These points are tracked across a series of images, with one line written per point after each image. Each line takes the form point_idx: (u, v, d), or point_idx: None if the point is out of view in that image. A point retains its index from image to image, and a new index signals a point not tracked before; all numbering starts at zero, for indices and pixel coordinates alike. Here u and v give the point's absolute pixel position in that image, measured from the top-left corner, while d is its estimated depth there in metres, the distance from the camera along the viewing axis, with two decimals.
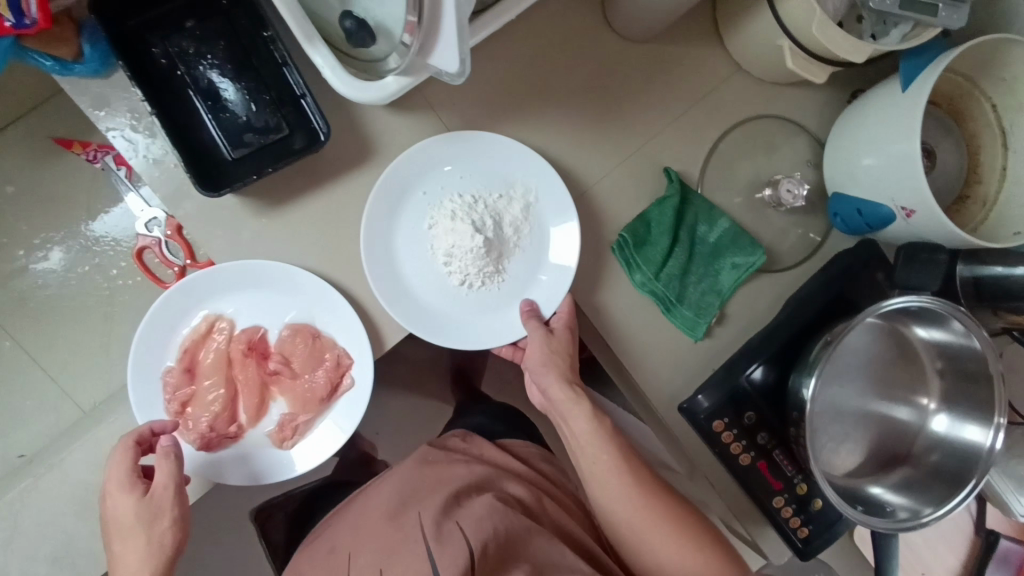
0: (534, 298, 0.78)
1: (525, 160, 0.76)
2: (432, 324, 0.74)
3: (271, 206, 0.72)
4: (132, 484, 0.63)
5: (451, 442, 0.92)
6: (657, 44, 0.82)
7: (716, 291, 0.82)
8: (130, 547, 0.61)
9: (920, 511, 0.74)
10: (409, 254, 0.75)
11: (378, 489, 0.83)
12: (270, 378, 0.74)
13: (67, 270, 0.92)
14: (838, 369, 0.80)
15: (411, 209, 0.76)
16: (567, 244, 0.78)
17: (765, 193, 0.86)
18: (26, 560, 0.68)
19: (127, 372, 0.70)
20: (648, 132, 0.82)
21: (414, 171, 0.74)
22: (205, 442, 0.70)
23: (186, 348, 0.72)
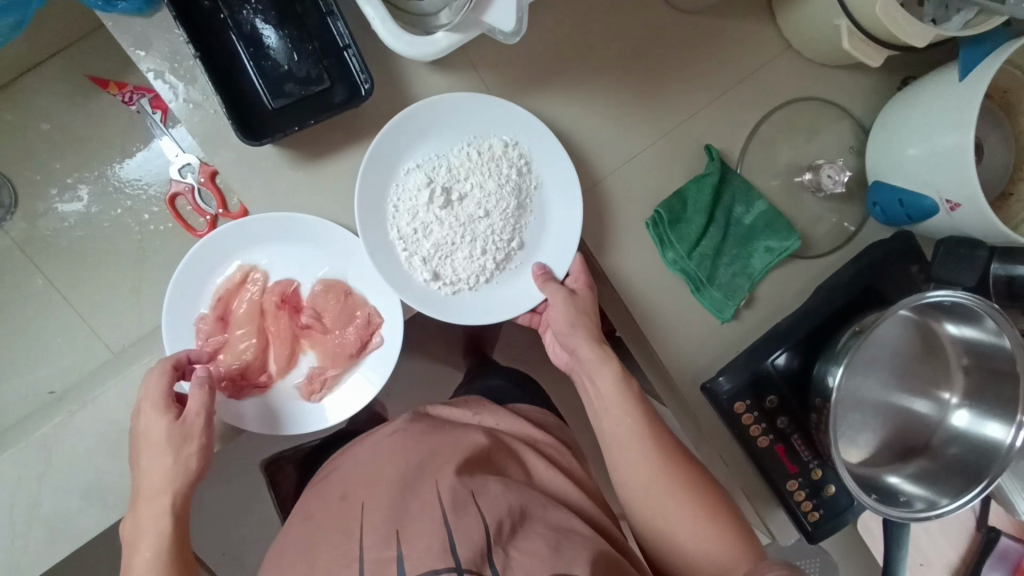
0: (545, 261, 0.78)
1: (516, 120, 0.75)
2: (444, 303, 0.75)
3: (308, 159, 0.71)
4: (167, 406, 0.65)
5: (461, 414, 0.94)
6: (705, 17, 0.80)
7: (747, 273, 0.81)
8: (159, 474, 0.64)
9: (937, 501, 0.75)
10: (403, 227, 0.74)
11: (384, 443, 0.84)
12: (301, 332, 0.75)
13: (98, 213, 0.92)
14: (863, 360, 0.80)
15: (401, 178, 0.74)
16: (569, 198, 0.77)
17: (805, 177, 0.84)
18: (60, 491, 0.70)
19: (165, 317, 0.72)
20: (691, 107, 0.81)
21: (399, 146, 0.73)
22: (235, 388, 0.72)
23: (220, 296, 0.73)
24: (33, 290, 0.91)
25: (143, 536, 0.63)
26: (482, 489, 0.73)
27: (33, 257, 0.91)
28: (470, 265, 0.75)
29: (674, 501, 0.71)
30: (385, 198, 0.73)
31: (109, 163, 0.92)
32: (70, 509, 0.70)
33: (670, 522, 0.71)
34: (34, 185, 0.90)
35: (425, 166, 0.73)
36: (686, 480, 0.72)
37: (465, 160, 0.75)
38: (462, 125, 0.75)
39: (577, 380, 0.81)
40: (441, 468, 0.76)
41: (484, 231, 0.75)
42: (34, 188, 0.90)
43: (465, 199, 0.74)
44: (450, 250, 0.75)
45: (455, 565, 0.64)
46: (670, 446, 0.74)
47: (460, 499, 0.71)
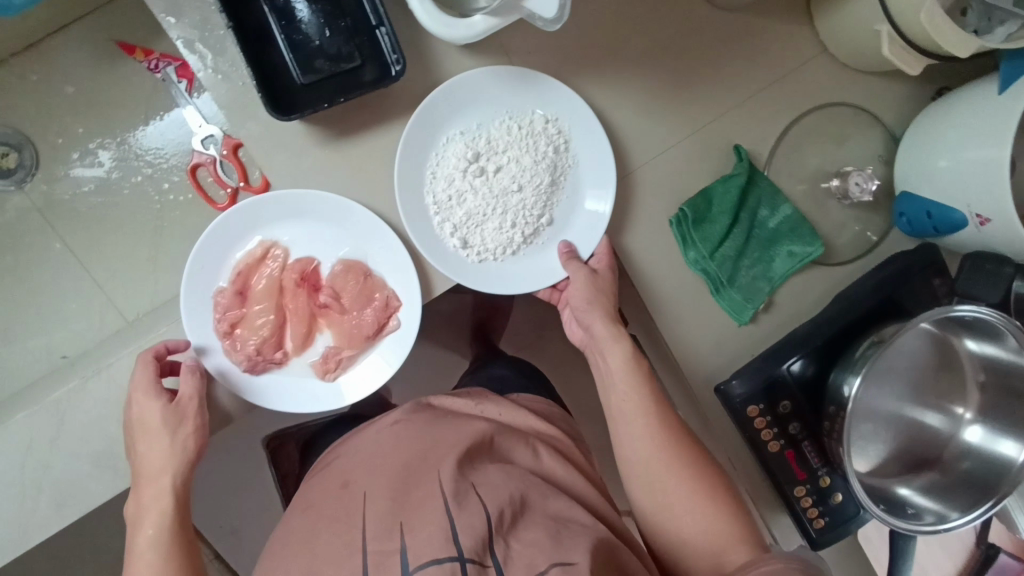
0: (572, 239, 0.78)
1: (558, 96, 0.75)
2: (469, 270, 0.75)
3: (334, 137, 0.71)
4: (157, 391, 0.66)
5: (458, 402, 0.91)
6: (742, 15, 0.79)
7: (767, 276, 0.81)
8: (159, 451, 0.64)
9: (947, 515, 0.75)
10: (437, 193, 0.74)
11: (384, 434, 0.82)
12: (319, 310, 0.75)
13: (119, 181, 0.91)
14: (880, 371, 0.79)
15: (440, 146, 0.74)
16: (602, 179, 0.77)
17: (833, 184, 0.84)
18: (71, 456, 0.70)
19: (182, 294, 0.70)
20: (722, 106, 0.80)
21: (442, 114, 0.73)
22: (251, 364, 0.71)
23: (239, 271, 0.72)
24: (49, 253, 0.90)
25: (146, 511, 0.63)
26: (484, 480, 0.71)
27: (51, 219, 0.90)
28: (499, 237, 0.75)
29: (683, 499, 0.69)
30: (422, 166, 0.73)
31: (133, 130, 0.91)
32: (81, 474, 0.70)
33: (676, 522, 0.69)
34: (55, 147, 0.90)
35: (466, 136, 0.74)
36: (698, 477, 0.70)
37: (505, 132, 0.74)
38: (506, 98, 0.75)
39: (590, 357, 0.80)
40: (447, 456, 0.74)
41: (516, 204, 0.75)
42: (55, 151, 0.90)
43: (500, 171, 0.74)
44: (481, 218, 0.75)
45: (458, 555, 0.62)
46: (681, 441, 0.72)
47: (460, 488, 0.69)
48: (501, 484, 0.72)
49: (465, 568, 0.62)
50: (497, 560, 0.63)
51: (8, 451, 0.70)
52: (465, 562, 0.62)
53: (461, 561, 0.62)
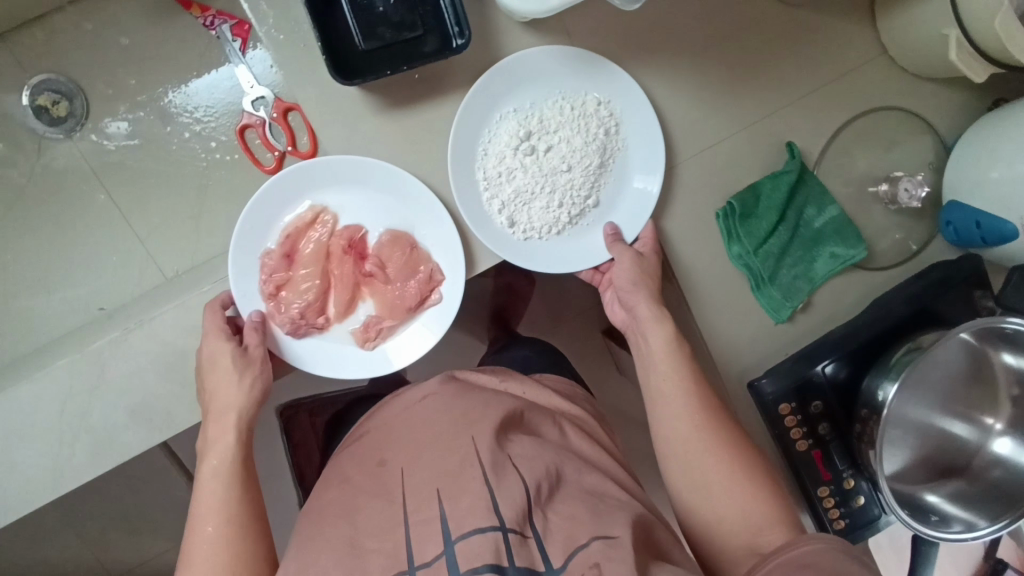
0: (616, 222, 0.78)
1: (613, 79, 0.74)
2: (514, 246, 0.75)
3: (393, 105, 0.70)
4: (228, 335, 0.68)
5: (487, 379, 0.90)
6: (806, 11, 0.78)
7: (808, 276, 0.81)
8: (225, 387, 0.67)
9: (976, 523, 0.77)
10: (487, 169, 0.73)
11: (415, 409, 0.82)
12: (363, 279, 0.75)
13: (167, 135, 0.91)
14: (916, 380, 0.78)
15: (494, 123, 0.73)
16: (650, 164, 0.77)
17: (881, 188, 0.83)
18: (110, 406, 0.70)
19: (232, 249, 0.70)
20: (778, 101, 0.79)
21: (497, 90, 0.72)
22: (294, 328, 0.72)
23: (289, 234, 0.72)
24: (91, 205, 0.90)
25: (211, 446, 0.67)
26: (521, 454, 0.73)
27: (94, 171, 0.90)
28: (545, 216, 0.75)
29: (724, 486, 0.69)
30: (474, 142, 0.73)
31: (187, 82, 0.90)
32: (117, 424, 0.71)
33: (717, 511, 0.69)
34: (103, 99, 0.89)
35: (519, 114, 0.73)
36: (738, 459, 0.71)
37: (557, 112, 0.74)
38: (560, 78, 0.74)
39: (631, 339, 0.80)
40: (480, 429, 0.74)
41: (565, 184, 0.75)
42: (103, 102, 0.89)
43: (550, 150, 0.74)
44: (529, 196, 0.74)
45: (500, 524, 0.63)
46: (721, 432, 0.72)
47: (500, 463, 0.70)
48: (537, 461, 0.72)
49: (507, 536, 0.62)
50: (538, 531, 0.65)
51: (49, 397, 0.70)
52: (507, 532, 0.63)
53: (503, 531, 0.63)
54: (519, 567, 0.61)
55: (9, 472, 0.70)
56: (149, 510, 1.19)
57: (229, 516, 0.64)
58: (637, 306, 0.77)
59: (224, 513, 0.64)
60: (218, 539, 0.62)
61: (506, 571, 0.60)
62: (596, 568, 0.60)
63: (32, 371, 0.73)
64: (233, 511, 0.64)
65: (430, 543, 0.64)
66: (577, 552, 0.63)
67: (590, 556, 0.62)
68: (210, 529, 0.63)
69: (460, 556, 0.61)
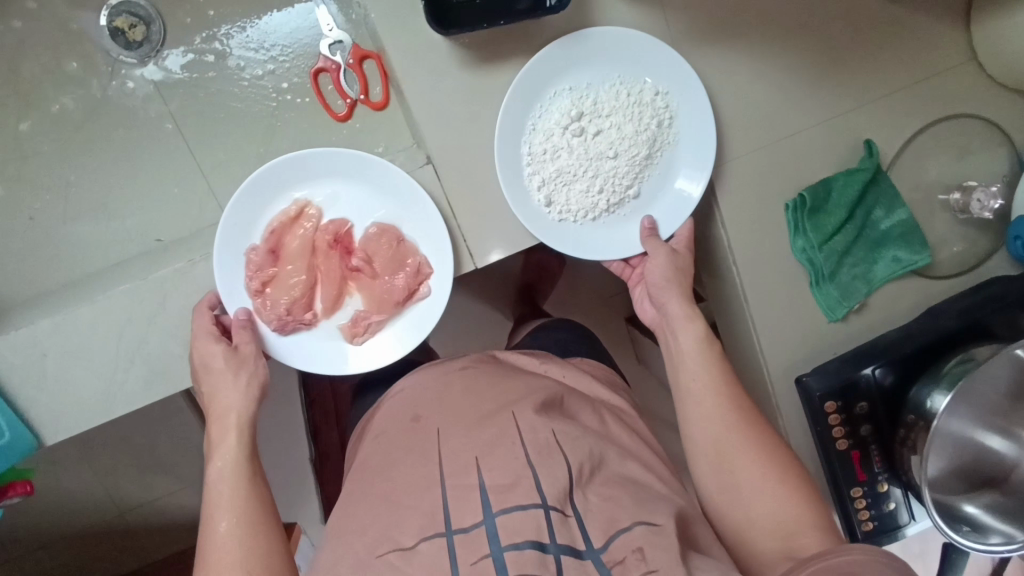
0: (655, 217, 0.77)
1: (675, 70, 0.73)
2: (547, 226, 0.74)
3: (479, 61, 0.70)
4: (217, 337, 0.68)
5: (526, 360, 0.87)
6: (904, 11, 0.77)
7: (868, 278, 0.80)
8: (227, 381, 0.67)
9: (1016, 537, 0.75)
10: (533, 145, 0.72)
11: (451, 379, 0.80)
12: (350, 274, 0.76)
13: (240, 71, 0.85)
14: (961, 396, 0.75)
15: (547, 99, 0.72)
16: (698, 163, 0.75)
17: (953, 197, 0.81)
18: (168, 335, 0.71)
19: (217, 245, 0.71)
20: (861, 97, 0.78)
21: (557, 67, 0.71)
22: (281, 324, 0.72)
23: (273, 229, 0.73)
24: None
25: (217, 449, 0.65)
26: (565, 429, 0.70)
27: None
28: (583, 200, 0.74)
29: (764, 484, 0.69)
30: (525, 115, 0.72)
31: (266, 17, 0.85)
32: (174, 354, 0.71)
33: (755, 511, 0.69)
34: None
35: (574, 93, 0.72)
36: (782, 459, 0.71)
37: (613, 97, 0.73)
38: (621, 62, 0.73)
39: (662, 339, 0.79)
40: (520, 408, 0.72)
41: (608, 171, 0.74)
42: None
43: (599, 135, 0.73)
44: (569, 177, 0.73)
45: (542, 502, 0.63)
46: (767, 432, 0.71)
47: (545, 445, 0.68)
48: (583, 441, 0.70)
49: (548, 514, 0.62)
50: (579, 510, 0.64)
51: (110, 320, 0.70)
52: (549, 510, 0.63)
53: (546, 509, 0.63)
54: (561, 545, 0.61)
55: (63, 390, 0.71)
56: (164, 450, 1.19)
57: (239, 516, 0.62)
58: (667, 303, 0.76)
59: (235, 512, 0.62)
60: (230, 538, 0.60)
61: (548, 548, 0.61)
62: (638, 553, 0.62)
63: (95, 293, 0.73)
64: (243, 511, 0.62)
65: (469, 510, 0.64)
66: (619, 535, 0.63)
67: (633, 540, 0.63)
68: (218, 531, 0.61)
69: (502, 529, 0.62)
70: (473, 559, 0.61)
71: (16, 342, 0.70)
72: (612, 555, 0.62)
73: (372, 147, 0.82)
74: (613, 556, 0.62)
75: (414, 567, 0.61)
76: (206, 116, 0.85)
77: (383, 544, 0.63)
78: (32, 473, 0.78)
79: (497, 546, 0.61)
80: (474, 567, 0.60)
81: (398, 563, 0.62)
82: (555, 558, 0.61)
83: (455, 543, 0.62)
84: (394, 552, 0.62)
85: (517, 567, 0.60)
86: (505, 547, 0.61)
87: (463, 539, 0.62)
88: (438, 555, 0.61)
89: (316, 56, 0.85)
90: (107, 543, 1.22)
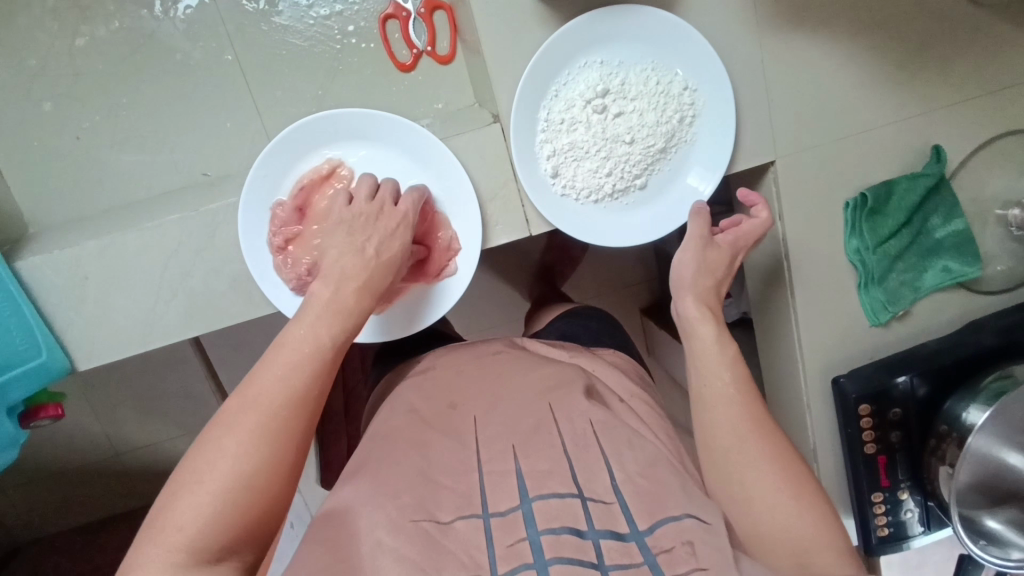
0: (658, 213, 0.74)
1: (709, 65, 0.70)
2: (547, 199, 0.72)
3: (558, 23, 0.68)
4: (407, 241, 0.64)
5: (553, 351, 0.73)
6: (992, 17, 0.75)
7: (915, 285, 0.80)
8: (376, 257, 0.60)
9: None
10: (549, 115, 0.70)
11: (483, 360, 0.69)
12: None
13: (309, 9, 0.83)
14: (1004, 417, 0.73)
15: (574, 69, 0.69)
16: (710, 168, 0.73)
17: (1010, 213, 0.79)
18: (212, 272, 0.70)
19: (243, 198, 0.67)
20: (934, 101, 0.76)
21: (592, 37, 0.68)
22: (300, 285, 0.67)
23: (303, 186, 0.68)
24: None
25: (332, 312, 0.55)
26: (606, 420, 0.58)
27: None
28: (590, 179, 0.72)
29: (789, 506, 0.55)
30: (550, 80, 0.69)
31: None
32: (217, 292, 0.70)
33: (806, 539, 0.54)
34: None
35: (604, 68, 0.69)
36: None
37: (642, 81, 0.69)
38: (658, 47, 0.70)
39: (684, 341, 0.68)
40: (560, 397, 0.60)
41: (622, 156, 0.71)
42: None
43: (620, 117, 0.70)
44: (577, 154, 0.71)
45: (578, 491, 0.52)
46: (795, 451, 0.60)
47: (582, 438, 0.56)
48: (630, 436, 0.57)
49: (585, 504, 0.51)
50: (623, 497, 0.52)
51: (154, 251, 0.69)
52: (586, 500, 0.52)
53: (582, 498, 0.51)
54: (600, 531, 0.50)
55: (102, 316, 0.70)
56: (170, 395, 1.15)
57: (310, 391, 0.52)
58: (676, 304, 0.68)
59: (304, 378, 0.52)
60: (291, 402, 0.50)
61: (586, 535, 0.49)
62: (688, 547, 0.49)
63: (139, 220, 0.71)
64: (318, 390, 0.53)
65: (505, 493, 0.53)
66: (666, 522, 0.50)
67: (682, 531, 0.50)
68: (286, 388, 0.51)
69: (537, 514, 0.50)
70: (508, 541, 0.49)
71: (56, 261, 0.68)
72: (659, 543, 0.49)
73: (432, 102, 0.86)
74: (659, 543, 0.49)
75: (452, 542, 0.49)
76: (264, 52, 0.84)
77: (417, 511, 0.51)
78: (65, 397, 0.78)
79: (531, 529, 0.50)
80: (509, 551, 0.49)
81: (435, 536, 0.49)
82: (594, 544, 0.49)
83: (491, 525, 0.50)
84: (428, 523, 0.50)
85: (553, 551, 0.48)
86: (539, 531, 0.49)
87: (500, 524, 0.50)
88: (474, 537, 0.50)
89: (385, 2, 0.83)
90: (103, 481, 1.20)
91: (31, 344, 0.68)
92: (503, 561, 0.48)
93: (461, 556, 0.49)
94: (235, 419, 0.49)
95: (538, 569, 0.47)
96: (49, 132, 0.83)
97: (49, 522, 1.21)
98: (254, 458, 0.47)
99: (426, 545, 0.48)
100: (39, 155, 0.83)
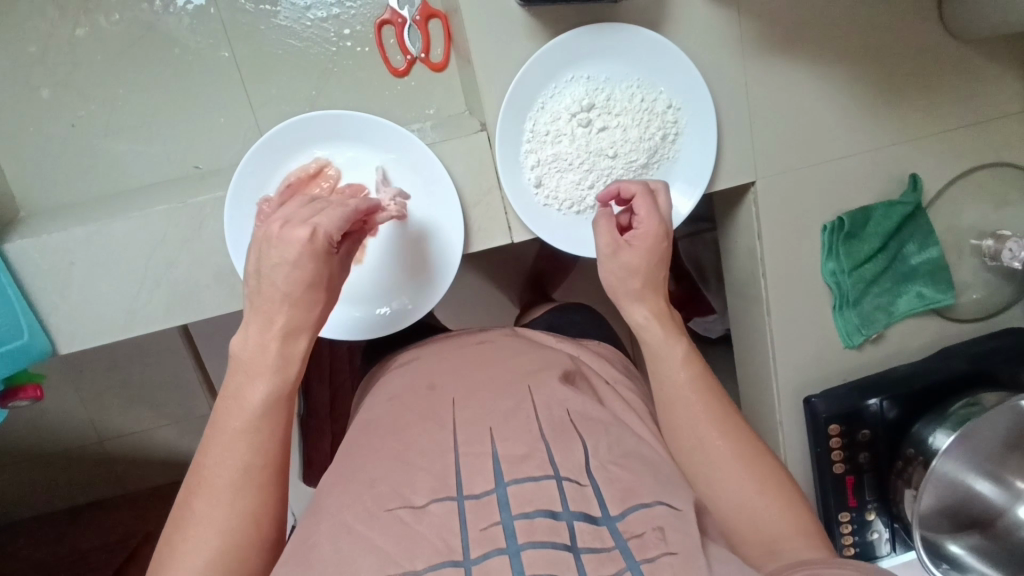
0: None
1: (693, 87, 0.71)
2: (531, 208, 0.73)
3: (548, 36, 0.70)
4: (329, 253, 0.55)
5: (542, 337, 0.73)
6: (971, 52, 0.77)
7: (889, 309, 0.81)
8: (286, 295, 0.54)
9: None
10: (535, 126, 0.71)
11: (465, 351, 0.69)
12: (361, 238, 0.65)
13: (307, 11, 0.85)
14: (968, 444, 0.74)
15: (561, 84, 0.71)
16: (690, 186, 0.75)
17: (985, 243, 0.80)
18: (197, 263, 0.71)
19: (230, 193, 0.69)
20: (912, 132, 0.78)
21: (580, 54, 0.70)
22: None
23: (289, 183, 0.70)
24: None
25: (259, 370, 0.54)
26: (584, 417, 0.58)
27: None
28: (572, 191, 0.73)
29: (754, 512, 0.56)
30: (537, 93, 0.70)
31: None
32: (201, 283, 0.72)
33: (771, 545, 0.55)
34: None
35: (590, 84, 0.71)
36: None
37: (626, 98, 0.71)
38: (643, 67, 0.71)
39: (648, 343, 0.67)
40: (541, 385, 0.61)
41: (603, 170, 0.72)
42: None
43: (604, 131, 0.71)
44: (559, 166, 0.72)
45: (554, 474, 0.51)
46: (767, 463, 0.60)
47: (561, 430, 0.55)
48: (607, 430, 0.57)
49: (560, 485, 0.50)
50: (596, 481, 0.51)
51: (141, 239, 0.70)
52: (562, 480, 0.50)
53: (557, 480, 0.50)
54: (574, 512, 0.48)
55: (87, 302, 0.71)
56: (153, 383, 1.16)
57: (254, 467, 0.53)
58: (625, 309, 0.66)
59: (245, 456, 0.53)
60: (238, 486, 0.52)
61: (559, 517, 0.48)
62: (659, 533, 0.48)
63: (128, 208, 0.72)
64: (263, 462, 0.53)
65: (481, 476, 0.51)
66: (636, 508, 0.49)
67: (653, 517, 0.49)
68: (231, 470, 0.52)
69: (512, 498, 0.49)
70: (482, 525, 0.47)
71: (43, 246, 0.69)
72: (630, 527, 0.48)
73: (423, 108, 0.87)
74: (631, 527, 0.48)
75: (426, 527, 0.48)
76: (260, 50, 0.85)
77: (393, 500, 0.50)
78: (43, 379, 0.78)
79: (505, 514, 0.48)
80: (483, 534, 0.47)
81: (409, 522, 0.48)
82: (568, 525, 0.48)
83: (465, 508, 0.49)
84: (403, 510, 0.49)
85: (527, 536, 0.46)
86: (513, 516, 0.48)
87: (474, 507, 0.49)
88: (449, 521, 0.48)
89: (380, 8, 0.85)
90: (82, 466, 1.20)
91: (13, 325, 0.69)
92: (476, 544, 0.46)
93: (435, 541, 0.47)
94: (190, 512, 0.51)
95: (511, 553, 0.46)
96: (43, 118, 0.84)
97: (26, 506, 1.22)
98: (211, 551, 0.50)
99: (400, 533, 0.47)
100: (33, 140, 0.84)
